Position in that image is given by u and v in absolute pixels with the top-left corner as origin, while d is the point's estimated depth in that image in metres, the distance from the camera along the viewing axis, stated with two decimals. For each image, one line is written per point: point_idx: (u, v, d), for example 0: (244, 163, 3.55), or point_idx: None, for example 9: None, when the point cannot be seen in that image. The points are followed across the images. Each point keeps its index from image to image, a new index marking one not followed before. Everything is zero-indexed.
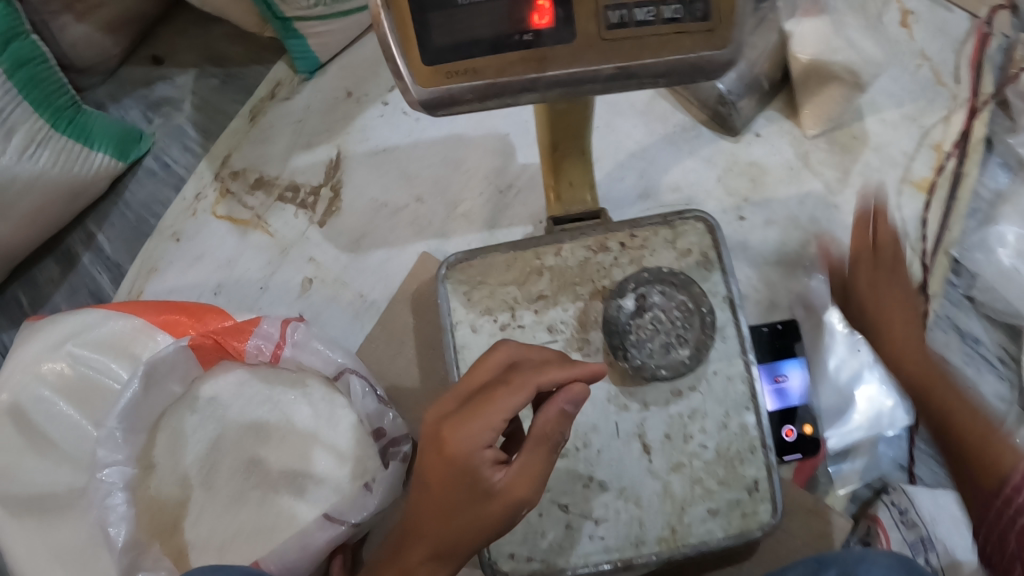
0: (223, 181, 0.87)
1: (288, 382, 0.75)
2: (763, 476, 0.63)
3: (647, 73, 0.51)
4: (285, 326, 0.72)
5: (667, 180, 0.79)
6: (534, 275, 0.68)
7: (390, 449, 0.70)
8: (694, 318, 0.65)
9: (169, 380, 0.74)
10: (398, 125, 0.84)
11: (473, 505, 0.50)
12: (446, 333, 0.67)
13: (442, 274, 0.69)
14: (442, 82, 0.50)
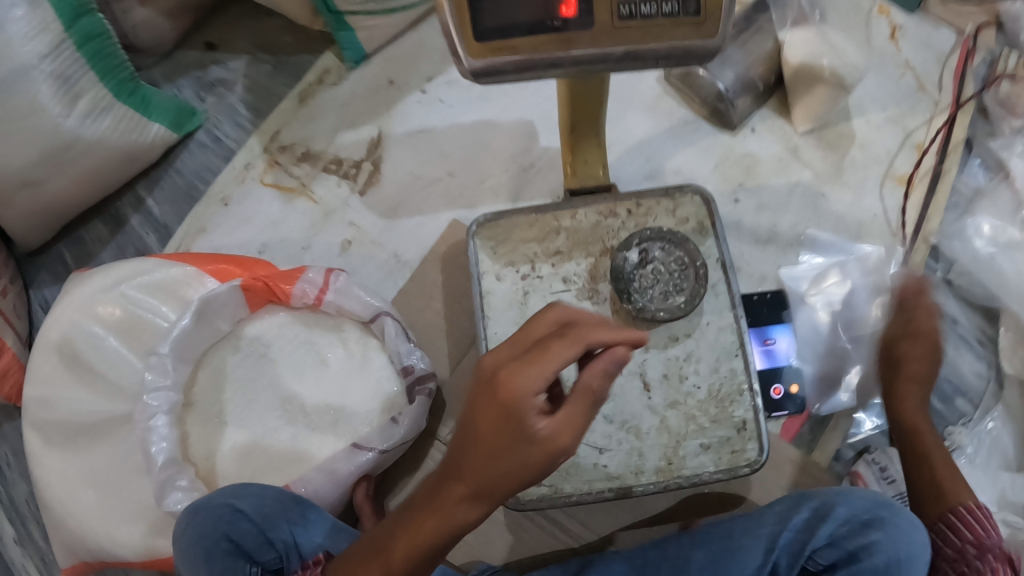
0: (271, 153, 0.97)
1: (326, 327, 0.82)
2: (750, 417, 0.72)
3: (651, 55, 0.63)
4: (328, 275, 0.79)
5: (670, 165, 0.87)
6: (552, 234, 0.77)
7: (416, 387, 0.77)
8: (689, 271, 0.74)
9: (219, 317, 0.82)
10: (433, 109, 0.93)
11: (513, 454, 0.46)
12: (472, 280, 0.75)
13: (471, 231, 0.77)
14: (489, 55, 0.62)
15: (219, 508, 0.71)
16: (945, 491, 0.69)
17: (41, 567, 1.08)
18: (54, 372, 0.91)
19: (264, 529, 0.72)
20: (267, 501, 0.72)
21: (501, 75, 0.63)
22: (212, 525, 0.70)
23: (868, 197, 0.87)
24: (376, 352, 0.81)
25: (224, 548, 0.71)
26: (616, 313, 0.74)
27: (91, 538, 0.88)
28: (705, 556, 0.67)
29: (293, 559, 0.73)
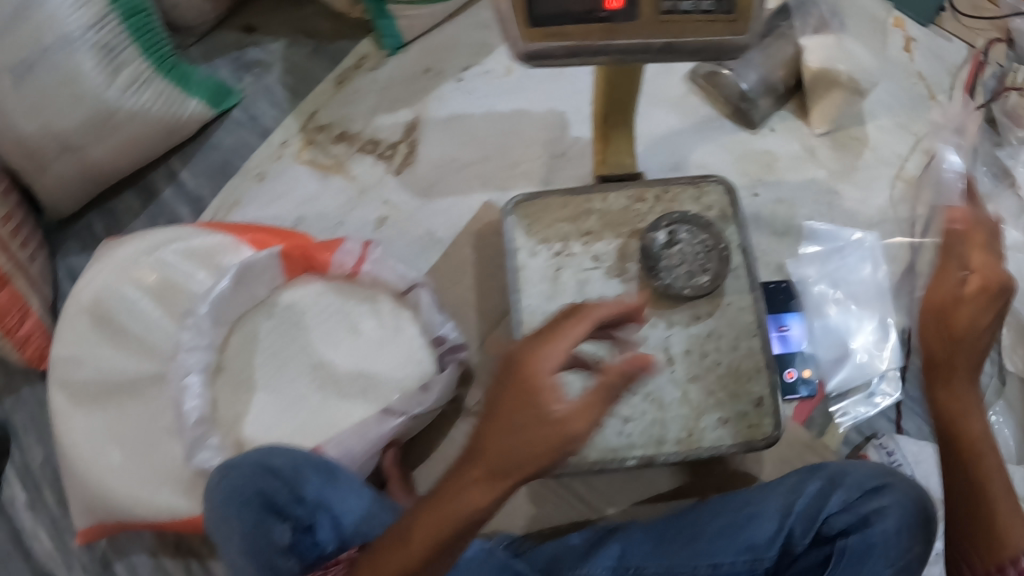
0: (308, 133, 1.00)
1: (360, 298, 0.85)
2: (767, 394, 0.76)
3: (684, 49, 0.71)
4: (366, 246, 0.83)
5: (694, 159, 0.92)
6: (583, 215, 0.80)
7: (447, 355, 0.80)
8: (714, 253, 0.78)
9: (257, 281, 0.84)
10: (469, 97, 0.97)
11: (532, 432, 0.45)
12: (507, 255, 0.79)
13: (507, 209, 0.81)
14: (541, 40, 0.67)
15: (249, 466, 0.71)
16: (997, 534, 0.58)
17: (52, 534, 1.08)
18: (83, 334, 0.92)
19: (295, 486, 0.71)
20: (297, 459, 0.72)
21: (550, 59, 0.69)
22: (243, 482, 0.71)
23: (880, 196, 0.92)
24: (407, 321, 0.83)
25: (257, 504, 0.70)
26: (644, 290, 0.78)
27: (113, 498, 0.90)
28: (718, 525, 0.71)
29: (326, 518, 0.71)
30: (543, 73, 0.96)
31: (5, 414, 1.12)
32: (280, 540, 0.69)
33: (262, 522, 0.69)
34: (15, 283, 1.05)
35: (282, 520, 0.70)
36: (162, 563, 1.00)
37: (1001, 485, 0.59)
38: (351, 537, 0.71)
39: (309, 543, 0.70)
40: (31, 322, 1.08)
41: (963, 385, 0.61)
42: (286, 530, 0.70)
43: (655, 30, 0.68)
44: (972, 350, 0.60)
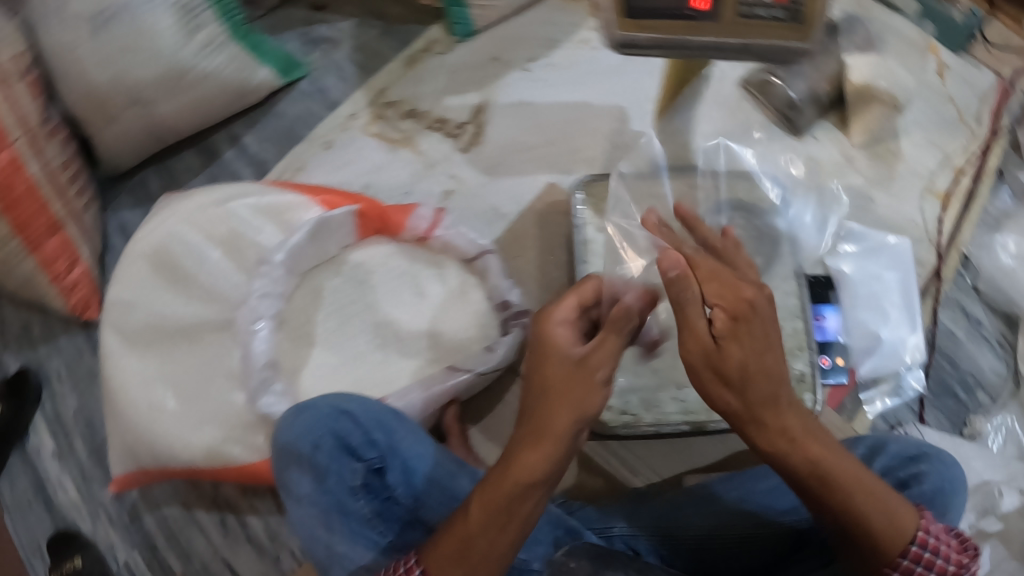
0: (377, 108, 1.04)
1: (428, 262, 0.88)
2: (807, 371, 0.83)
3: (758, 50, 0.76)
4: (438, 213, 0.86)
5: (744, 158, 0.99)
6: (647, 197, 0.85)
7: (512, 320, 0.83)
8: (765, 242, 0.87)
9: (331, 239, 0.87)
10: (538, 87, 1.01)
11: (566, 381, 0.55)
12: (575, 229, 0.84)
13: (577, 187, 0.86)
14: (632, 31, 0.73)
15: (324, 409, 0.73)
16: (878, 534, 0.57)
17: (78, 483, 1.08)
18: (144, 279, 0.95)
19: (367, 431, 0.74)
20: (370, 408, 0.75)
21: (636, 49, 0.75)
22: (319, 424, 0.73)
23: (911, 206, 1.01)
24: (474, 287, 0.87)
25: (332, 445, 0.72)
26: None
27: (166, 445, 0.91)
28: (769, 484, 0.76)
29: (397, 463, 0.74)
30: (607, 69, 1.02)
31: (40, 361, 1.12)
32: (352, 480, 0.73)
33: (336, 463, 0.72)
34: (67, 230, 1.06)
35: (355, 461, 0.73)
36: (196, 514, 1.01)
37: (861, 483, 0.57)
38: (419, 485, 0.74)
39: (379, 486, 0.74)
40: (78, 270, 1.09)
41: (790, 417, 0.55)
42: (358, 471, 0.73)
43: (734, 30, 0.74)
44: (766, 382, 0.54)
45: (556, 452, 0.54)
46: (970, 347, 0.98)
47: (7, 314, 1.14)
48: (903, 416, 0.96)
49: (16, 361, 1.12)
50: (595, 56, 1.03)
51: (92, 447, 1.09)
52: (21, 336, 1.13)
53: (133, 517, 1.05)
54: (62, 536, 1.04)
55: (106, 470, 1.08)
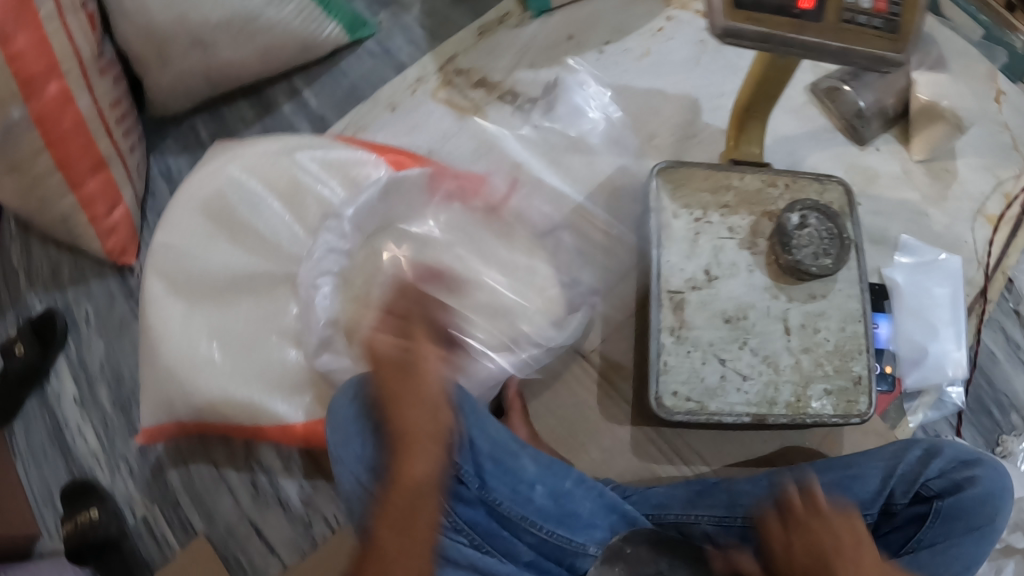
0: (446, 74, 1.03)
1: (498, 232, 0.88)
2: (865, 374, 0.83)
3: (859, 55, 0.76)
4: (514, 184, 0.89)
5: (809, 161, 1.02)
6: (722, 189, 0.86)
7: (578, 299, 0.85)
8: (837, 240, 0.84)
9: (399, 199, 0.86)
10: (610, 67, 1.02)
11: (410, 388, 0.64)
12: (651, 213, 0.84)
13: (652, 172, 0.86)
14: (740, 21, 0.72)
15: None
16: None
17: (99, 432, 1.04)
18: (195, 225, 0.93)
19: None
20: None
21: (742, 41, 0.74)
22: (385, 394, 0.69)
23: (962, 226, 1.03)
24: (541, 261, 0.87)
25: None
26: (770, 264, 0.83)
27: (206, 398, 0.89)
28: (831, 479, 0.76)
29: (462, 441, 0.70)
30: (680, 61, 1.03)
31: (68, 304, 1.09)
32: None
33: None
34: (113, 169, 1.03)
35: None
36: (225, 474, 0.99)
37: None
38: (482, 462, 0.70)
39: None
40: (119, 212, 1.06)
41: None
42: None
43: (837, 34, 0.75)
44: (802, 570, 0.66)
45: (428, 447, 0.63)
46: (1009, 369, 1.01)
47: (38, 251, 1.10)
48: (940, 428, 0.98)
49: (42, 302, 1.09)
50: (668, 47, 1.04)
51: (117, 397, 1.05)
52: (50, 277, 1.10)
53: (156, 473, 1.02)
54: (81, 484, 1.01)
55: (130, 422, 1.04)
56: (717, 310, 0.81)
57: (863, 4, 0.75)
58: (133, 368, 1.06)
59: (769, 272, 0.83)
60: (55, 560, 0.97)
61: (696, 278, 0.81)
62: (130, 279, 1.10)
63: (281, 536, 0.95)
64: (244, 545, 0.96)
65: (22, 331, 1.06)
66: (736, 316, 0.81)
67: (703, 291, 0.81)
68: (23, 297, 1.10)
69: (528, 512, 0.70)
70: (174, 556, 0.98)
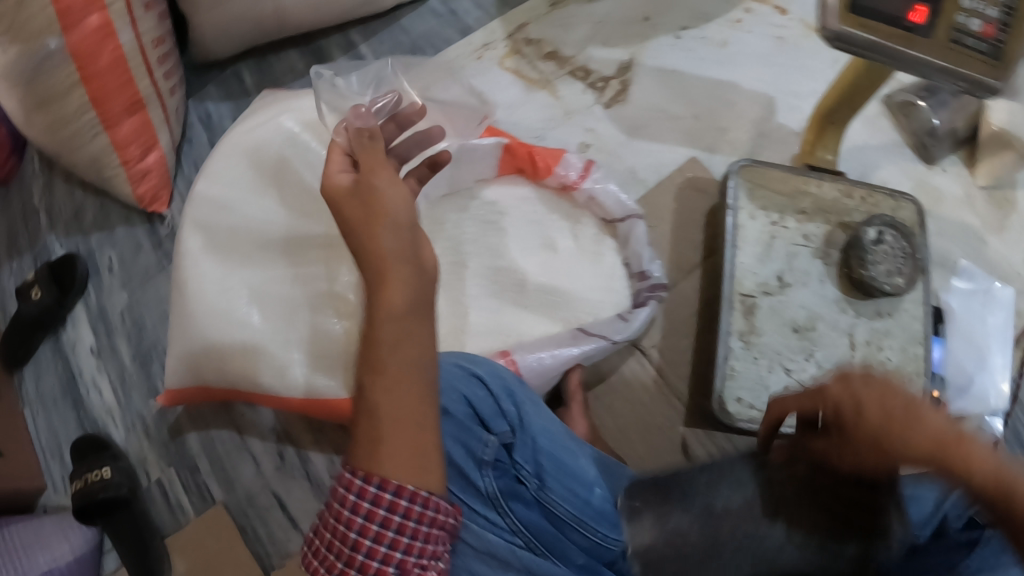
0: (515, 43, 1.04)
1: (566, 215, 0.88)
2: (923, 399, 0.82)
3: (962, 81, 0.70)
4: (588, 164, 0.85)
5: (878, 175, 1.03)
6: (801, 194, 0.84)
7: (647, 294, 0.82)
8: (910, 260, 0.82)
9: (469, 168, 0.86)
10: (687, 55, 1.03)
11: (362, 208, 0.55)
12: (728, 212, 0.83)
13: (731, 170, 0.85)
14: (848, 26, 0.69)
15: (454, 370, 0.68)
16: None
17: (114, 386, 1.02)
18: (239, 178, 0.89)
19: (498, 400, 0.66)
20: (500, 374, 0.69)
21: (850, 48, 0.70)
22: (450, 385, 0.66)
23: (1019, 256, 1.01)
24: (609, 249, 0.86)
25: (463, 412, 0.65)
26: (840, 278, 0.82)
27: (232, 367, 0.84)
28: None
29: (527, 439, 0.65)
30: (758, 57, 1.04)
31: (90, 250, 1.07)
32: (481, 453, 0.64)
33: (465, 431, 0.64)
34: (149, 111, 0.96)
35: (486, 433, 0.64)
36: (249, 442, 0.95)
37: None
38: (544, 463, 0.65)
39: (506, 463, 0.65)
40: (153, 157, 1.00)
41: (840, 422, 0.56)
42: (490, 445, 0.64)
43: (944, 54, 0.69)
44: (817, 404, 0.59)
45: (401, 269, 0.53)
46: None
47: (62, 195, 1.09)
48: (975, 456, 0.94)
49: (63, 246, 1.07)
50: (745, 40, 1.05)
51: (136, 350, 1.03)
52: (73, 220, 1.08)
53: (174, 435, 0.98)
54: (92, 440, 0.97)
55: (147, 380, 1.01)
56: (786, 318, 0.81)
57: (984, 22, 0.68)
58: (155, 320, 1.04)
59: (839, 286, 0.82)
60: (60, 518, 0.95)
61: (768, 283, 0.81)
62: (159, 229, 1.07)
63: (305, 511, 0.92)
64: (263, 518, 0.93)
65: (40, 274, 1.03)
66: (804, 327, 0.81)
67: (774, 297, 0.81)
68: (42, 240, 1.08)
69: (583, 515, 0.65)
70: (189, 523, 0.94)
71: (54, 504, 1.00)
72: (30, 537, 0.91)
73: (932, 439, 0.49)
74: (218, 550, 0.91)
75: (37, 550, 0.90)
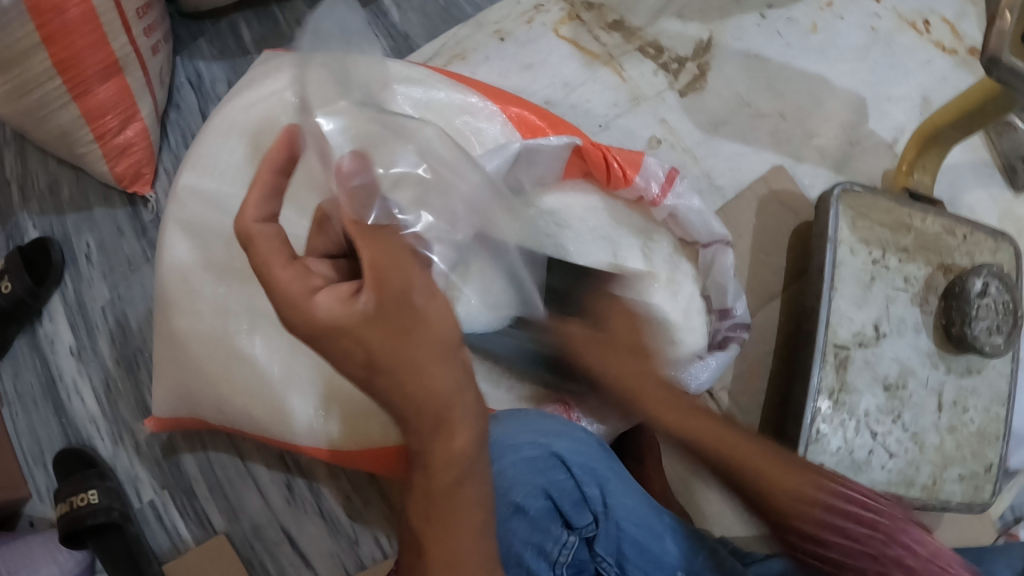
0: (573, 6, 0.91)
1: (639, 231, 0.77)
2: (998, 461, 0.77)
3: None
4: (671, 173, 0.73)
5: (966, 200, 0.93)
6: (903, 230, 0.75)
7: (730, 332, 0.74)
8: (1011, 316, 0.74)
9: (527, 169, 0.73)
10: (770, 40, 0.92)
11: (392, 340, 0.41)
12: (828, 244, 0.73)
13: (833, 194, 0.75)
14: (1020, 60, 0.55)
15: (528, 449, 0.57)
16: (775, 491, 0.44)
17: (98, 393, 0.89)
18: (242, 166, 0.74)
19: (581, 484, 0.56)
20: (584, 448, 0.59)
21: (1010, 82, 0.56)
22: (526, 470, 0.56)
23: None
24: (687, 276, 0.75)
25: (540, 507, 0.55)
26: (934, 330, 0.75)
27: (230, 410, 0.73)
28: None
29: (611, 531, 0.57)
30: (850, 49, 0.92)
31: (66, 233, 0.91)
32: (557, 555, 0.55)
33: (541, 530, 0.55)
34: (129, 75, 0.79)
35: (567, 532, 0.55)
36: (254, 469, 0.86)
37: (755, 445, 0.47)
38: (627, 552, 0.57)
39: (585, 558, 0.57)
40: (133, 129, 0.83)
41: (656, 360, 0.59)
42: (569, 546, 0.55)
43: None
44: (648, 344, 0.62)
45: (468, 406, 0.42)
46: None
47: (32, 162, 0.92)
48: None
49: (36, 226, 0.91)
50: (837, 29, 0.93)
51: (120, 354, 0.90)
52: (47, 194, 0.91)
53: (168, 454, 0.87)
54: (75, 457, 0.86)
55: (135, 389, 0.89)
56: (878, 374, 0.73)
57: None
58: (141, 321, 0.90)
59: (934, 338, 0.75)
60: (46, 537, 0.84)
61: (864, 333, 0.73)
62: (142, 213, 0.91)
63: (319, 548, 0.85)
64: (272, 552, 0.85)
65: (11, 262, 0.88)
66: (895, 382, 0.73)
67: (869, 349, 0.73)
68: (13, 217, 0.92)
69: None
70: (186, 552, 0.85)
71: (42, 516, 0.89)
72: (22, 560, 0.81)
73: (662, 389, 0.53)
74: None
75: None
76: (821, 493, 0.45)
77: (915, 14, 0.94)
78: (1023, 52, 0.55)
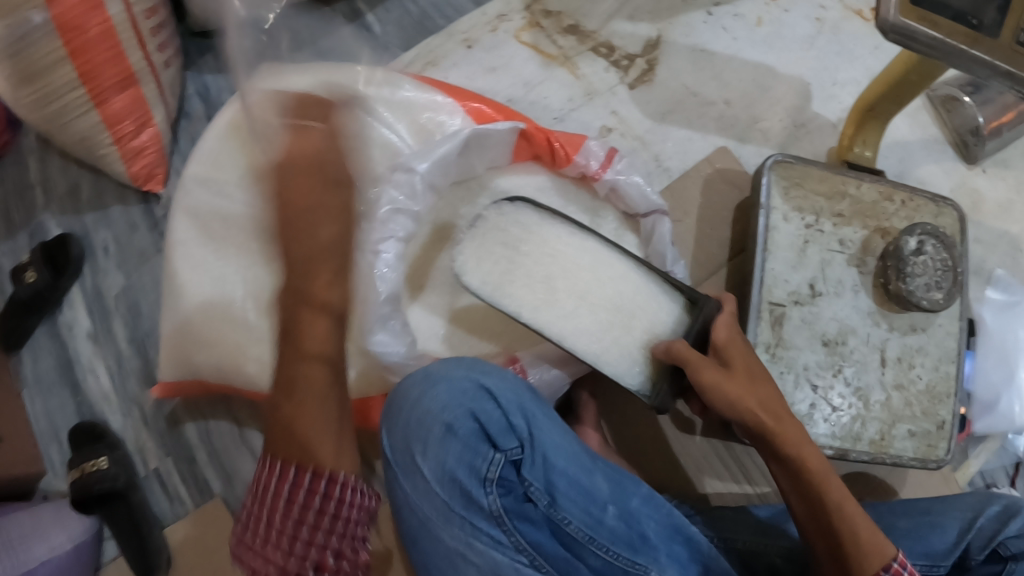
0: (533, 15, 1.00)
1: (586, 206, 0.83)
2: (951, 419, 0.78)
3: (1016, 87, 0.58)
4: (611, 153, 0.80)
5: (917, 174, 0.96)
6: (838, 196, 0.79)
7: None
8: (950, 273, 0.76)
9: (479, 150, 0.81)
10: (716, 36, 0.99)
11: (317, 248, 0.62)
12: (761, 211, 0.78)
13: (765, 165, 0.80)
14: (912, 20, 0.55)
15: (462, 382, 0.64)
16: (863, 550, 0.54)
17: (111, 372, 0.99)
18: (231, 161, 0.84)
19: (508, 414, 0.62)
20: (512, 386, 0.64)
21: (909, 44, 0.56)
22: (456, 397, 0.63)
23: None
24: (630, 244, 0.82)
25: (468, 428, 0.62)
26: (874, 289, 0.78)
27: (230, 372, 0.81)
28: (908, 523, 0.70)
29: (537, 458, 0.62)
30: (795, 38, 0.98)
31: (85, 229, 1.02)
32: (487, 471, 0.61)
33: (471, 449, 0.62)
34: (143, 87, 0.90)
35: (493, 451, 0.61)
36: (249, 434, 0.95)
37: (867, 523, 0.56)
38: (556, 481, 0.62)
39: (512, 479, 0.62)
40: (148, 134, 0.95)
41: (804, 440, 0.60)
42: (496, 463, 0.61)
43: (1012, 57, 0.55)
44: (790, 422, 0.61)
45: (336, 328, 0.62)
46: None
47: (55, 168, 1.04)
48: (995, 476, 0.90)
49: (59, 225, 1.03)
50: (783, 21, 0.99)
51: (133, 337, 0.99)
52: (69, 196, 1.03)
53: (172, 425, 0.96)
54: (88, 430, 0.94)
55: (147, 367, 0.99)
56: (817, 331, 0.77)
57: None
58: (152, 306, 1.00)
59: (874, 298, 0.78)
60: (58, 506, 0.91)
61: (801, 293, 0.77)
62: (155, 210, 1.02)
63: None
64: None
65: (34, 255, 0.98)
66: (835, 339, 0.77)
67: (805, 307, 0.77)
68: (38, 218, 1.04)
69: (596, 534, 0.62)
70: (185, 517, 0.93)
71: (55, 490, 0.97)
72: (29, 525, 0.86)
73: (825, 470, 0.58)
74: (219, 543, 0.91)
75: (34, 539, 0.85)
76: (883, 558, 0.54)
77: (860, 4, 1.00)
78: (913, 15, 0.56)
